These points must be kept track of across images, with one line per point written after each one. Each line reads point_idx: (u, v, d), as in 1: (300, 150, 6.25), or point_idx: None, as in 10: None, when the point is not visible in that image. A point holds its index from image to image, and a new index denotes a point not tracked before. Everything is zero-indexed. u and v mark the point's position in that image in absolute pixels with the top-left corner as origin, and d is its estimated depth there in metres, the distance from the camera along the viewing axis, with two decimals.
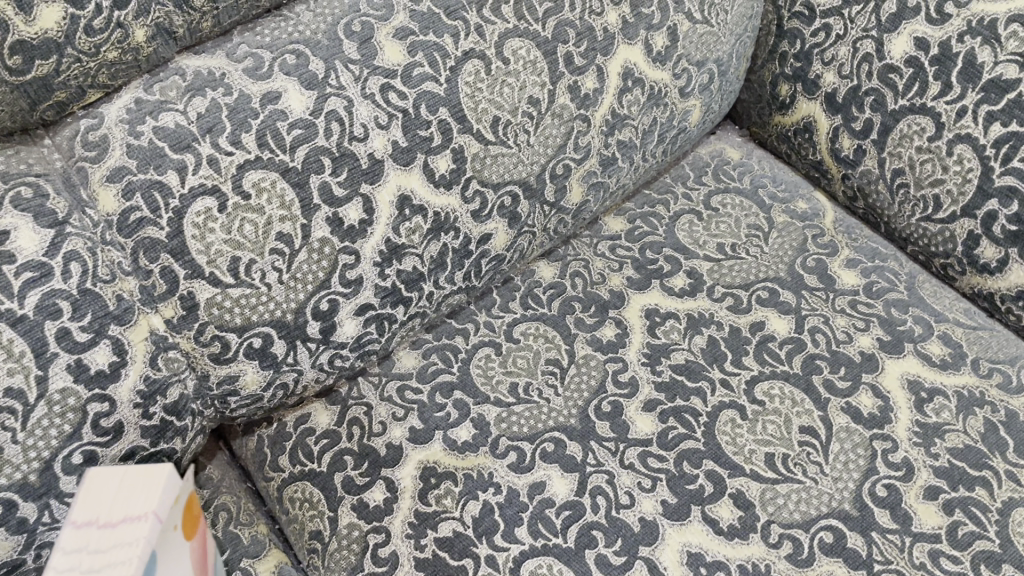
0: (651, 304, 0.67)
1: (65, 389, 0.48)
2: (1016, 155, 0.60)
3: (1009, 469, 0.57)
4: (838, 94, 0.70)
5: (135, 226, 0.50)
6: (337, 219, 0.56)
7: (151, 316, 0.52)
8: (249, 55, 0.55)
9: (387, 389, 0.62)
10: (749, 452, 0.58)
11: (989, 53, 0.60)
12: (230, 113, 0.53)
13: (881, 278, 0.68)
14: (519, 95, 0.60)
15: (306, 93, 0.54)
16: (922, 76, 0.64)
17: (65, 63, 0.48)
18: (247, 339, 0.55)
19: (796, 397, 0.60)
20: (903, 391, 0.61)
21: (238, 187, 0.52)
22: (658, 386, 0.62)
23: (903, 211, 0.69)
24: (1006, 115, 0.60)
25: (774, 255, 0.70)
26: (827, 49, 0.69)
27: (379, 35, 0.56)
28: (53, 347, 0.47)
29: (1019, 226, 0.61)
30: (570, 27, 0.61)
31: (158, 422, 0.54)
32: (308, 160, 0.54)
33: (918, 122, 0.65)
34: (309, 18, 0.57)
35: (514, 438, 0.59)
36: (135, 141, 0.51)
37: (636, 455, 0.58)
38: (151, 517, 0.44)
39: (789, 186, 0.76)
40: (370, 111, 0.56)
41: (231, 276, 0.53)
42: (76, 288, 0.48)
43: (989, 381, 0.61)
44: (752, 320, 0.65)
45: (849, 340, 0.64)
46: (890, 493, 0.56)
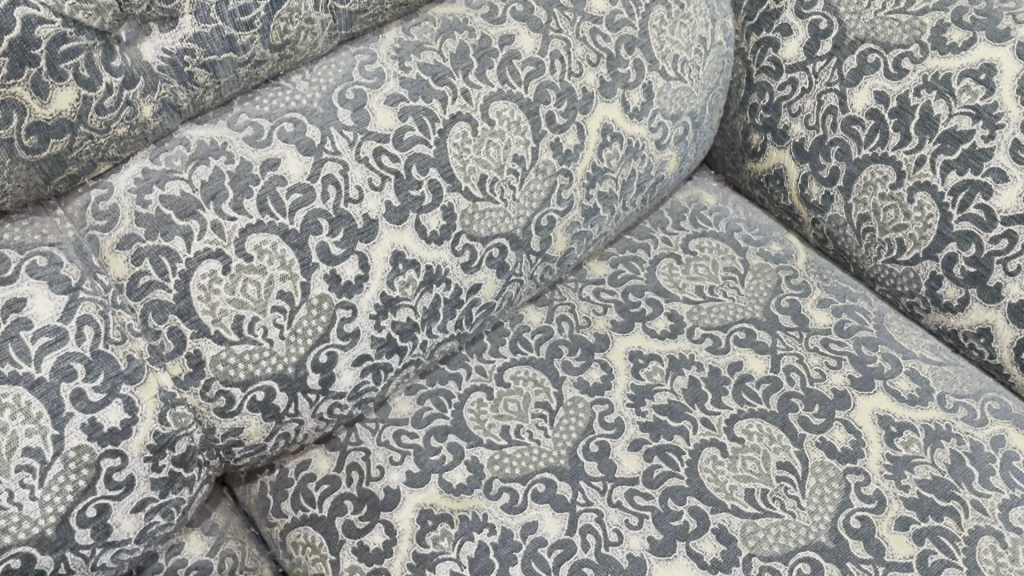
0: (635, 346, 0.70)
1: (80, 447, 0.50)
2: (972, 201, 0.64)
3: (975, 498, 0.60)
4: (805, 143, 0.74)
5: (144, 289, 0.54)
6: (335, 276, 0.59)
7: (159, 373, 0.54)
8: (248, 124, 0.58)
9: (384, 435, 0.65)
10: (729, 488, 0.61)
11: (944, 106, 0.65)
12: (232, 180, 0.56)
13: (852, 317, 0.72)
14: (505, 153, 0.64)
15: (304, 159, 0.58)
16: (882, 127, 0.68)
17: (77, 139, 0.51)
18: (250, 393, 0.58)
19: (773, 434, 0.64)
20: (874, 426, 0.64)
21: (241, 250, 0.56)
22: (643, 426, 0.65)
23: (870, 253, 0.73)
24: (962, 164, 0.65)
25: (750, 296, 0.73)
26: (794, 102, 0.73)
27: (371, 102, 0.60)
28: (68, 408, 0.50)
29: (977, 268, 0.66)
30: (551, 89, 0.66)
31: (167, 474, 0.55)
32: (307, 222, 0.57)
33: (880, 171, 0.69)
34: (305, 87, 0.60)
35: (507, 479, 0.62)
36: (143, 210, 0.54)
37: (623, 493, 0.61)
38: None
39: (763, 229, 0.80)
40: (364, 174, 0.59)
41: (235, 333, 0.56)
42: (89, 350, 0.51)
43: (955, 414, 0.65)
44: (730, 360, 0.68)
45: (822, 378, 0.67)
46: (863, 525, 0.59)
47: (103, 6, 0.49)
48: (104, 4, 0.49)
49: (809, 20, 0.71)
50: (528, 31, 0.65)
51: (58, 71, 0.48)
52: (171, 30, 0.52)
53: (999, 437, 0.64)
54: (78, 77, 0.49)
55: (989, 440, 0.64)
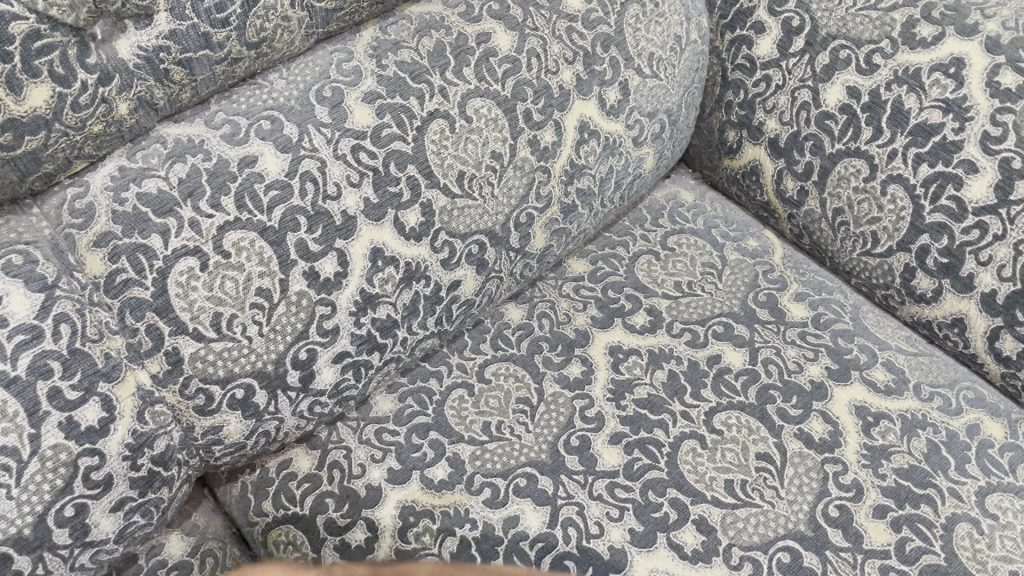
0: (615, 341, 0.70)
1: (57, 445, 0.50)
2: (944, 193, 0.65)
3: (951, 485, 0.61)
4: (780, 139, 0.74)
5: (121, 287, 0.53)
6: (314, 272, 0.59)
7: (137, 371, 0.54)
8: (226, 122, 0.58)
9: (365, 432, 0.65)
10: (709, 479, 0.61)
11: (915, 99, 0.66)
12: (209, 177, 0.56)
13: (828, 310, 0.73)
14: (482, 150, 0.65)
15: (281, 156, 0.58)
16: (855, 122, 0.69)
17: (53, 137, 0.51)
18: (230, 390, 0.57)
19: (752, 426, 0.64)
20: (851, 416, 0.65)
21: (219, 247, 0.56)
22: (623, 420, 0.65)
23: (845, 247, 0.74)
24: (933, 156, 0.66)
25: (728, 291, 0.74)
26: (768, 99, 0.74)
27: (348, 100, 0.60)
28: (45, 406, 0.49)
29: (950, 259, 0.67)
30: (528, 86, 0.66)
31: (146, 473, 0.55)
32: (285, 219, 0.57)
33: (854, 165, 0.70)
34: (282, 85, 0.60)
35: (488, 474, 0.62)
36: (120, 207, 0.54)
37: (603, 486, 0.61)
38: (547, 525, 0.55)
39: (739, 225, 0.81)
40: (342, 171, 0.59)
41: (213, 330, 0.56)
42: (66, 348, 0.50)
43: (930, 403, 0.66)
44: (708, 354, 0.69)
45: (799, 370, 0.68)
46: (842, 513, 0.59)
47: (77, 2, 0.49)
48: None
49: (782, 17, 0.72)
50: (504, 29, 0.66)
51: (33, 67, 0.48)
52: (146, 27, 0.52)
53: (974, 425, 0.65)
54: (53, 73, 0.49)
55: (965, 428, 0.64)
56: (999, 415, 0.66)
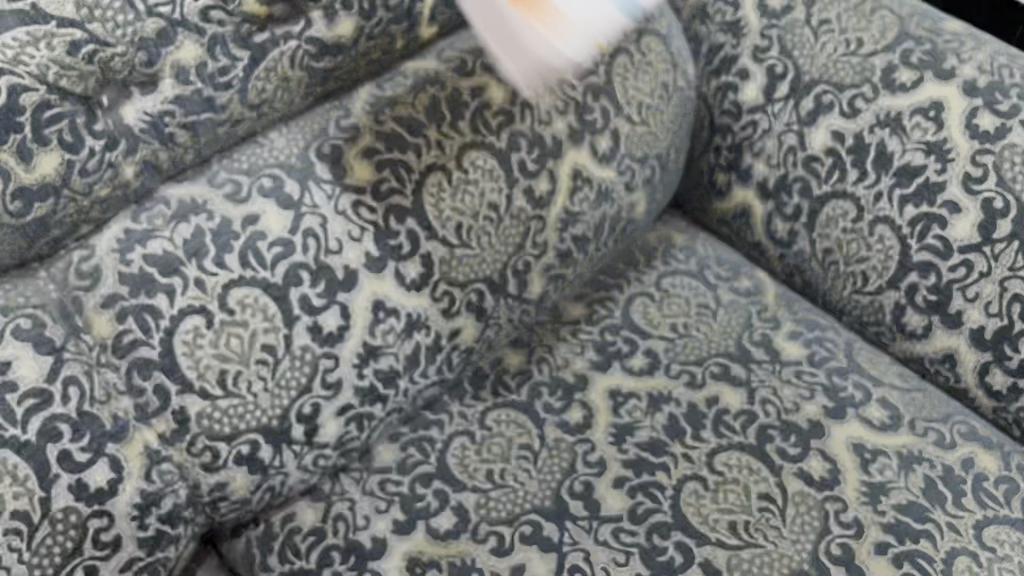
0: (614, 385, 0.71)
1: (67, 508, 0.51)
2: (930, 232, 0.68)
3: (949, 520, 0.62)
4: (768, 182, 0.76)
5: (128, 347, 0.54)
6: (317, 327, 0.59)
7: (145, 431, 0.55)
8: (228, 181, 0.59)
9: (368, 484, 0.65)
10: (712, 521, 0.62)
11: (897, 142, 0.69)
12: (214, 237, 0.57)
13: (822, 348, 0.74)
14: (479, 201, 0.66)
15: (283, 214, 0.59)
16: (841, 164, 0.71)
17: (61, 203, 0.52)
18: (236, 446, 0.58)
19: (752, 466, 0.65)
20: (850, 453, 0.66)
21: (224, 305, 0.57)
22: (625, 463, 0.66)
23: (836, 285, 0.75)
24: (917, 197, 0.68)
25: (723, 331, 0.75)
26: (755, 142, 0.76)
27: (348, 157, 0.62)
28: (55, 468, 0.51)
29: (938, 296, 0.68)
30: (523, 136, 0.68)
31: (154, 532, 0.55)
32: (288, 275, 0.58)
33: (842, 206, 0.72)
34: (282, 143, 0.61)
35: (494, 522, 0.63)
36: (126, 268, 0.55)
37: (608, 531, 0.62)
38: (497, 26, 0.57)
39: (732, 264, 0.81)
40: (343, 227, 0.61)
41: (219, 388, 0.56)
42: (75, 411, 0.52)
43: (926, 438, 0.67)
44: (706, 395, 0.70)
45: (796, 409, 0.69)
46: (844, 551, 0.60)
47: (86, 72, 0.50)
48: (87, 71, 0.50)
49: (766, 64, 0.74)
50: (498, 81, 0.67)
51: (42, 136, 0.49)
52: (151, 94, 0.53)
53: (969, 459, 0.66)
54: (61, 141, 0.50)
55: (960, 462, 0.66)
56: (993, 448, 0.67)
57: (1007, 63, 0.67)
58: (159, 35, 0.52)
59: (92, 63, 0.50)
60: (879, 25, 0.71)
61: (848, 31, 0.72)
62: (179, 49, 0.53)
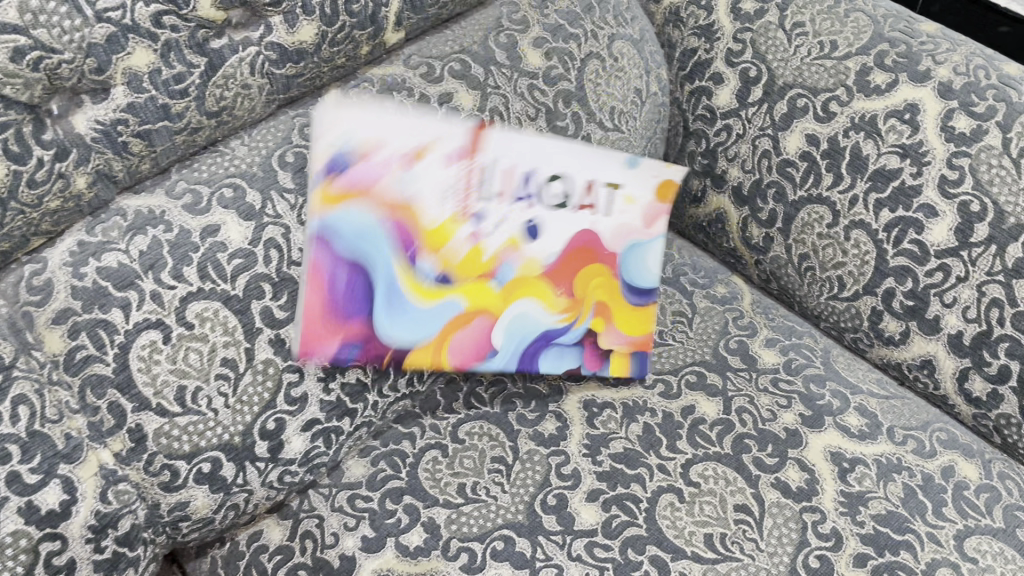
0: (589, 395, 0.70)
1: (17, 531, 0.47)
2: (905, 237, 0.67)
3: (929, 530, 0.61)
4: (743, 187, 0.75)
5: (81, 363, 0.52)
6: (280, 340, 0.58)
7: (100, 451, 0.52)
8: (187, 192, 0.57)
9: (337, 500, 0.63)
10: (688, 534, 0.61)
11: (872, 146, 0.68)
12: (171, 249, 0.55)
13: (799, 355, 0.73)
14: None
15: (244, 224, 0.57)
16: (815, 169, 0.70)
17: (9, 216, 0.49)
18: (196, 465, 0.56)
19: (729, 476, 0.64)
20: (827, 462, 0.64)
21: (182, 318, 0.55)
22: (600, 476, 0.64)
23: (812, 292, 0.74)
24: (893, 202, 0.67)
25: (699, 339, 0.74)
26: (729, 147, 0.75)
27: (312, 164, 0.60)
28: (3, 491, 0.47)
29: (915, 301, 0.67)
30: None
31: (110, 555, 0.52)
32: (249, 287, 0.57)
33: (817, 211, 0.71)
34: (244, 152, 0.59)
35: (465, 539, 0.61)
36: (79, 282, 0.53)
37: (582, 546, 0.60)
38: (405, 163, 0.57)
39: (708, 272, 0.81)
40: (306, 237, 0.59)
41: (177, 404, 0.55)
42: (25, 431, 0.49)
43: (904, 447, 0.66)
44: (682, 405, 0.69)
45: (773, 418, 0.67)
46: (823, 564, 0.59)
47: (31, 80, 0.47)
48: (33, 78, 0.47)
49: (739, 68, 0.74)
50: (467, 89, 0.66)
51: None
52: (103, 101, 0.51)
53: (949, 467, 0.65)
54: (7, 151, 0.48)
55: (940, 471, 0.64)
56: (972, 455, 0.66)
57: (982, 64, 0.67)
58: (109, 41, 0.50)
59: (37, 70, 0.47)
60: (853, 27, 0.70)
61: (821, 34, 0.71)
62: (131, 55, 0.51)
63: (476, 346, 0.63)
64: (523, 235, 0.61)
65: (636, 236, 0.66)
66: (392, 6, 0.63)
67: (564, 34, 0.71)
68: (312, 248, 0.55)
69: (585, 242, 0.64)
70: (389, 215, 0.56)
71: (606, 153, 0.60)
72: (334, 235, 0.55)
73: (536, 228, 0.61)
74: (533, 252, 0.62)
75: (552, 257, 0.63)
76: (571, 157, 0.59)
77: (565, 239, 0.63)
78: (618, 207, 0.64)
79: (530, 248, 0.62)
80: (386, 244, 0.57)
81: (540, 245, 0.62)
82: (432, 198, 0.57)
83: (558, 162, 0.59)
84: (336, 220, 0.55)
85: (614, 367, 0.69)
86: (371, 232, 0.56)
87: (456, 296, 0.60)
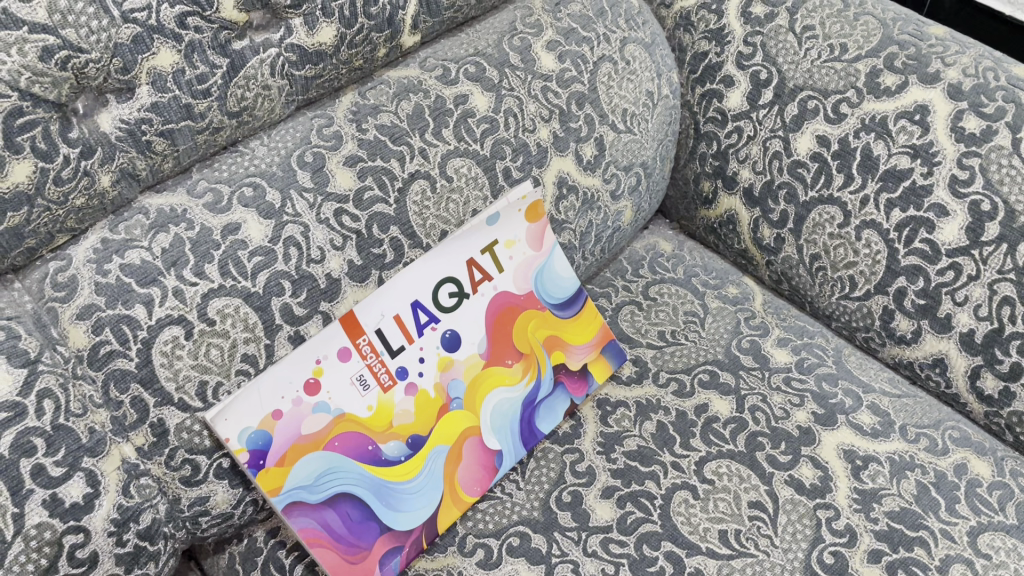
0: (602, 394, 0.71)
1: (42, 524, 0.48)
2: (917, 237, 0.67)
3: (943, 526, 0.61)
4: (754, 189, 0.76)
5: (105, 358, 0.52)
6: (299, 336, 0.58)
7: (123, 445, 0.53)
8: (208, 191, 0.58)
9: None
10: (703, 530, 0.61)
11: (883, 146, 0.68)
12: (193, 246, 0.56)
13: (811, 355, 0.73)
14: (464, 209, 0.65)
15: (264, 222, 0.58)
16: (826, 170, 0.71)
17: (35, 213, 0.50)
18: (216, 459, 0.57)
19: (743, 474, 0.64)
20: (840, 460, 0.65)
21: (203, 314, 0.55)
22: (614, 473, 0.65)
23: (823, 291, 0.75)
24: (903, 202, 0.68)
25: (711, 338, 0.74)
26: (740, 149, 0.76)
27: (330, 164, 0.60)
28: (28, 483, 0.48)
29: (927, 300, 0.68)
30: (506, 144, 0.67)
31: (132, 548, 0.53)
32: (269, 284, 0.57)
33: (827, 212, 0.72)
34: (264, 152, 0.60)
35: (480, 535, 0.63)
36: (103, 278, 0.53)
37: (597, 542, 0.61)
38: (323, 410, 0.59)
39: (719, 273, 0.82)
40: (325, 235, 0.59)
41: (199, 400, 0.55)
42: (49, 424, 0.49)
43: (917, 445, 0.66)
44: (696, 403, 0.69)
45: (786, 416, 0.68)
46: (837, 560, 0.59)
47: (59, 79, 0.48)
48: (61, 77, 0.48)
49: (750, 71, 0.74)
50: (481, 91, 0.67)
51: (15, 144, 0.48)
52: (128, 101, 0.52)
53: (962, 464, 0.65)
54: (34, 149, 0.49)
55: (953, 468, 0.65)
56: (985, 453, 0.67)
57: (992, 66, 0.67)
58: (134, 41, 0.50)
59: (65, 69, 0.48)
60: (862, 30, 0.71)
61: (832, 37, 0.71)
62: (155, 55, 0.52)
63: (485, 470, 0.65)
64: (446, 353, 0.64)
65: (537, 264, 0.69)
66: (409, 9, 0.63)
67: (577, 37, 0.72)
68: (256, 466, 0.56)
69: (501, 307, 0.67)
70: (330, 442, 0.59)
71: (395, 366, 0.62)
72: (302, 497, 0.58)
73: (453, 338, 0.64)
74: (466, 358, 0.65)
75: (484, 346, 0.66)
76: (416, 284, 0.62)
77: (483, 323, 0.66)
78: (508, 257, 0.67)
79: (462, 359, 0.65)
80: (350, 463, 0.59)
81: (466, 348, 0.65)
82: (352, 401, 0.60)
83: (441, 270, 0.63)
84: (290, 493, 0.57)
85: (598, 375, 0.71)
86: (328, 471, 0.59)
87: (437, 444, 0.63)
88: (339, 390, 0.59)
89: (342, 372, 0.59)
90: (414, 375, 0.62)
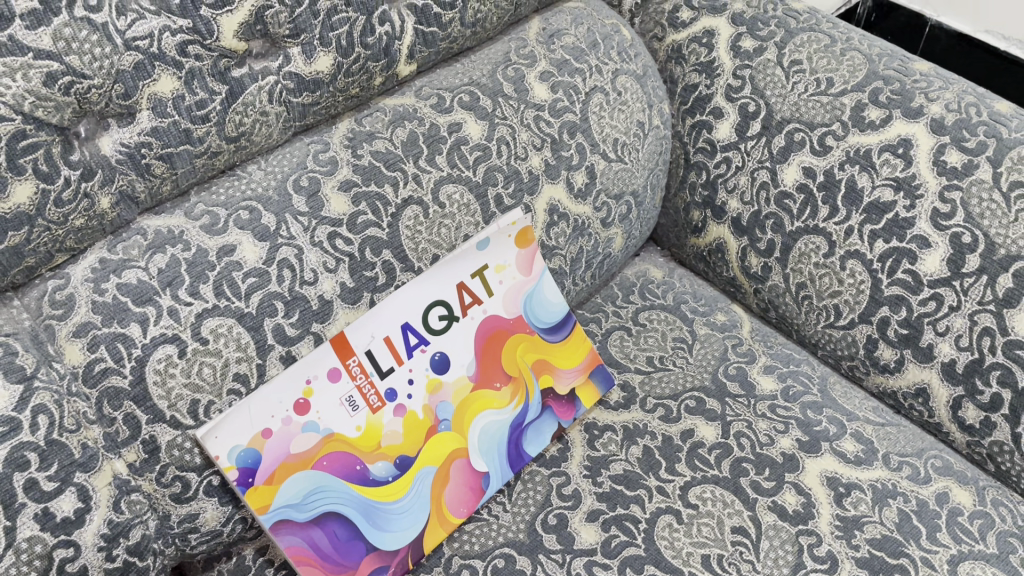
0: (591, 418, 0.72)
1: (33, 537, 0.49)
2: (899, 267, 0.69)
3: (924, 554, 0.62)
4: (742, 218, 0.77)
5: (100, 376, 0.53)
6: (290, 356, 0.59)
7: (115, 461, 0.54)
8: (205, 213, 0.59)
9: None
10: (686, 555, 0.62)
11: (867, 178, 0.70)
12: (189, 267, 0.57)
13: (796, 382, 0.74)
14: (455, 234, 0.66)
15: (259, 245, 0.59)
16: (812, 201, 0.73)
17: (35, 232, 0.52)
18: (206, 477, 0.58)
19: (726, 499, 0.65)
20: (823, 487, 0.66)
21: (197, 334, 0.56)
22: (599, 496, 0.66)
23: (809, 319, 0.76)
24: (887, 233, 0.69)
25: (698, 365, 0.75)
26: (729, 179, 0.77)
27: (325, 189, 0.62)
28: (21, 498, 0.49)
29: (909, 330, 0.69)
30: (499, 172, 0.68)
31: (121, 563, 0.54)
32: (262, 305, 0.58)
33: (813, 242, 0.73)
34: (261, 176, 0.62)
35: (466, 556, 0.64)
36: (100, 297, 0.54)
37: (582, 565, 0.62)
38: (312, 430, 0.60)
39: (708, 300, 0.83)
40: (319, 257, 0.61)
41: (190, 418, 0.56)
42: (43, 439, 0.50)
43: (900, 473, 0.67)
44: (682, 429, 0.70)
45: (771, 443, 0.69)
46: None
47: (62, 103, 0.50)
48: (63, 102, 0.50)
49: (738, 103, 0.76)
50: (475, 119, 0.68)
51: (17, 166, 0.49)
52: (128, 125, 0.54)
53: (944, 493, 0.66)
54: (36, 170, 0.50)
55: (935, 497, 0.66)
56: (967, 482, 0.67)
57: (974, 102, 0.69)
58: (136, 68, 0.52)
59: (68, 94, 0.50)
60: (848, 65, 0.73)
61: (818, 72, 0.73)
62: (156, 81, 0.53)
63: (471, 491, 0.66)
64: (435, 375, 0.65)
65: (526, 289, 0.70)
66: (405, 40, 0.65)
67: (570, 68, 0.73)
68: (245, 484, 0.57)
69: (491, 330, 0.68)
70: (319, 461, 0.60)
71: (383, 388, 0.63)
72: (290, 516, 0.58)
73: (443, 360, 0.65)
74: (455, 380, 0.66)
75: (473, 369, 0.67)
76: (407, 306, 0.63)
77: (472, 346, 0.67)
78: (497, 281, 0.68)
79: (451, 381, 0.66)
80: (339, 482, 0.60)
81: (455, 370, 0.66)
82: (341, 421, 0.61)
83: (430, 294, 0.64)
84: (278, 511, 0.58)
85: (585, 399, 0.72)
86: (316, 490, 0.59)
87: (425, 465, 0.64)
88: (328, 410, 0.60)
89: (331, 392, 0.60)
90: (403, 397, 0.64)
